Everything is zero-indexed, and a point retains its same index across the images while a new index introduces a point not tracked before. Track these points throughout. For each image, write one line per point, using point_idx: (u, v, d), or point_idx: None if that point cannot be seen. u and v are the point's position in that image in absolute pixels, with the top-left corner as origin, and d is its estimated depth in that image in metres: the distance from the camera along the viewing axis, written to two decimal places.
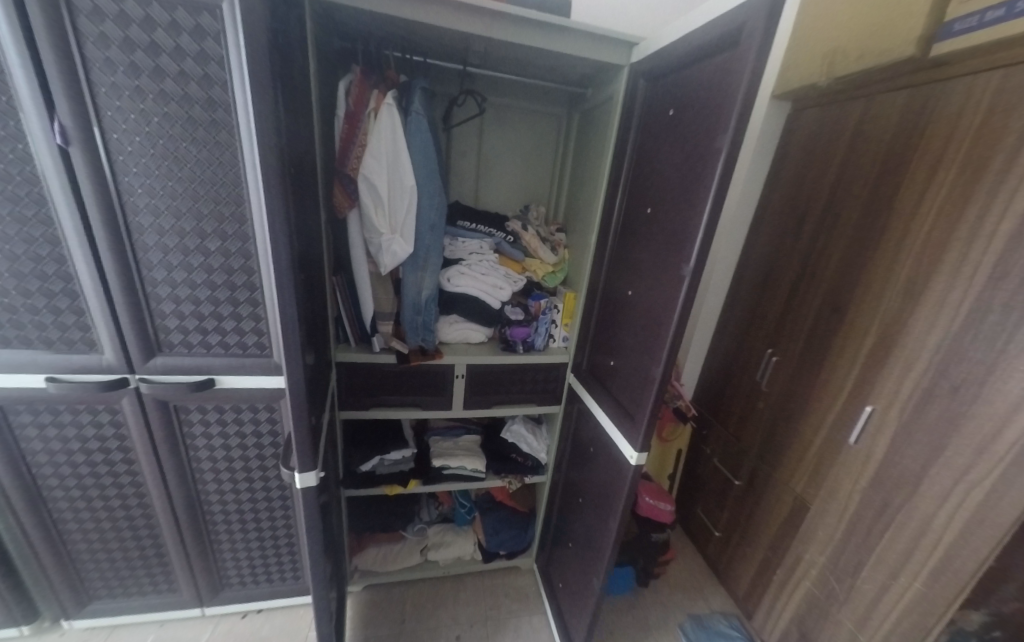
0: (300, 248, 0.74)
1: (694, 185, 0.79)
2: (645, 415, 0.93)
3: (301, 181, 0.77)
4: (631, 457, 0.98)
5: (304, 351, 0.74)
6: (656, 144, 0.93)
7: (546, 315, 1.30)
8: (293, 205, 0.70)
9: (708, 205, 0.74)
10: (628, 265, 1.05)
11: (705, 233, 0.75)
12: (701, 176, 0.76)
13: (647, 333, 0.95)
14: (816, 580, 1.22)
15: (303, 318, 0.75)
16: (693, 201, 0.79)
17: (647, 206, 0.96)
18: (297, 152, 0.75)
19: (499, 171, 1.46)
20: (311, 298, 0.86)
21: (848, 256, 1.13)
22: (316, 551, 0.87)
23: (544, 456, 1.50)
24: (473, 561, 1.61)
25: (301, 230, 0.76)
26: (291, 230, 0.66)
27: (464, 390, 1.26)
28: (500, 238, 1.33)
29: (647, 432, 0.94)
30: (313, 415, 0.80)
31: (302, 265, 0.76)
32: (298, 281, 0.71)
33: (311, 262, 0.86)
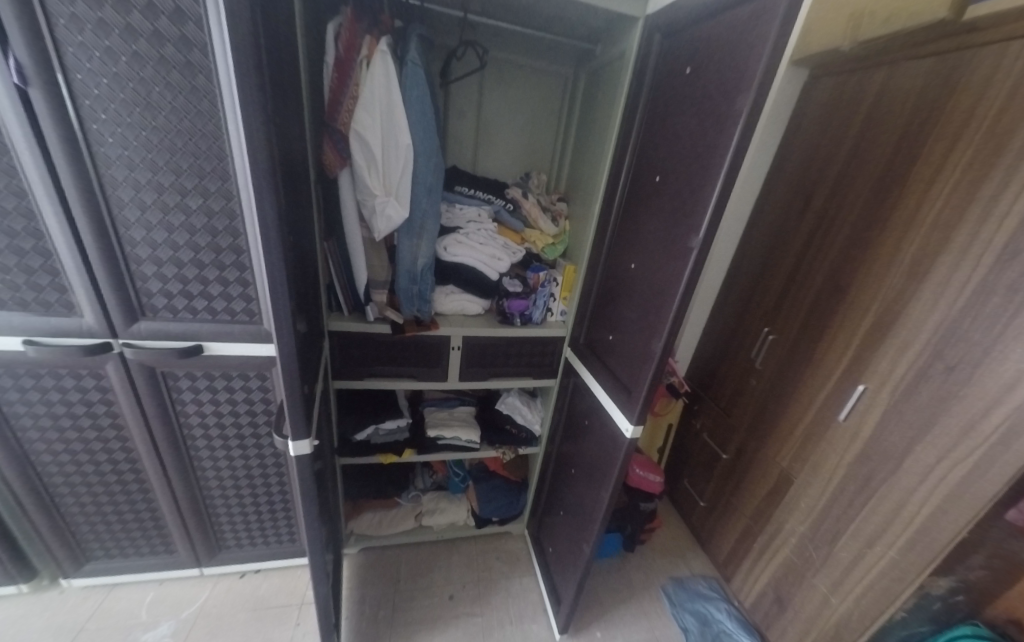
0: (287, 206, 0.69)
1: (707, 151, 0.74)
2: (643, 389, 0.93)
3: (287, 133, 0.71)
4: (627, 431, 0.98)
5: (295, 317, 0.71)
6: (669, 107, 0.88)
7: (545, 288, 1.27)
8: (280, 159, 0.65)
9: (724, 172, 0.70)
10: (632, 237, 1.02)
11: (718, 203, 0.72)
12: (717, 142, 0.72)
13: (649, 308, 0.93)
14: (794, 547, 1.27)
15: (293, 282, 0.71)
16: (705, 169, 0.75)
17: (656, 174, 0.92)
18: (282, 99, 0.68)
19: (500, 134, 1.38)
20: (301, 263, 0.82)
21: (854, 234, 1.12)
22: (311, 517, 0.88)
23: (538, 428, 1.51)
24: (466, 526, 1.65)
25: (288, 185, 0.71)
26: (277, 187, 0.61)
27: (460, 362, 1.25)
28: (499, 206, 1.28)
29: (644, 406, 0.94)
30: (306, 384, 0.78)
31: (290, 225, 0.71)
32: (287, 241, 0.67)
33: (299, 225, 0.81)
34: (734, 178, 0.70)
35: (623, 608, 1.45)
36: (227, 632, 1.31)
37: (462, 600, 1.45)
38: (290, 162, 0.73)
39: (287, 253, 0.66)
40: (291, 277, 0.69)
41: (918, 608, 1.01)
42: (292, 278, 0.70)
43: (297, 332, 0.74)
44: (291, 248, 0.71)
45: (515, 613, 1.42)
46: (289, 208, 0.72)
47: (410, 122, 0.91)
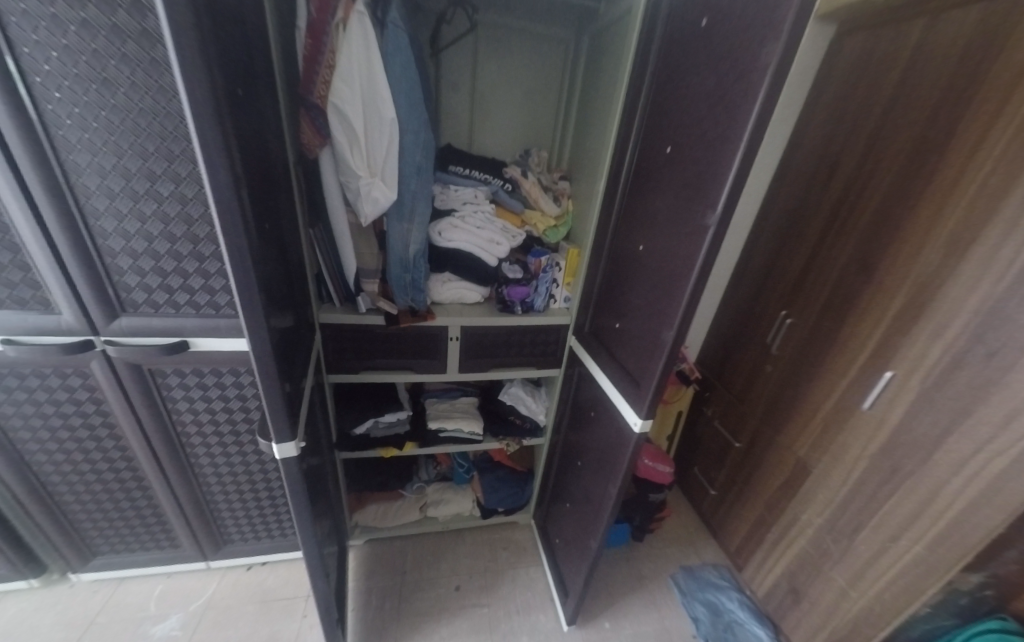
0: (255, 191, 0.63)
1: (726, 116, 0.66)
2: (652, 381, 0.87)
3: (250, 107, 0.64)
4: (635, 425, 0.92)
5: (271, 313, 0.65)
6: (682, 68, 0.78)
7: (547, 273, 1.19)
8: (242, 137, 0.58)
9: (747, 137, 0.61)
10: (640, 219, 0.94)
11: (739, 174, 0.64)
12: (738, 104, 0.63)
13: (658, 294, 0.86)
14: (811, 539, 1.22)
15: (267, 274, 0.65)
16: (723, 137, 0.67)
17: (666, 145, 0.83)
18: (242, 66, 0.61)
19: (497, 108, 1.29)
20: (278, 253, 0.75)
21: (884, 207, 1.02)
22: (305, 517, 0.84)
23: (543, 418, 1.46)
24: (472, 516, 1.63)
25: (255, 166, 0.64)
26: (238, 167, 0.54)
27: (459, 353, 1.19)
28: (497, 186, 1.21)
29: (654, 399, 0.88)
30: (288, 383, 0.73)
31: (260, 210, 0.65)
32: (255, 229, 0.60)
33: (273, 211, 0.74)
34: (759, 143, 0.61)
35: (632, 599, 1.43)
36: (234, 625, 1.31)
37: (468, 591, 1.43)
38: (256, 140, 0.66)
39: (256, 243, 0.60)
40: (262, 269, 0.63)
41: (943, 604, 0.96)
42: (263, 270, 0.63)
43: (275, 329, 0.68)
44: (263, 237, 0.65)
45: (522, 604, 1.41)
46: (259, 193, 0.65)
47: (394, 93, 0.82)
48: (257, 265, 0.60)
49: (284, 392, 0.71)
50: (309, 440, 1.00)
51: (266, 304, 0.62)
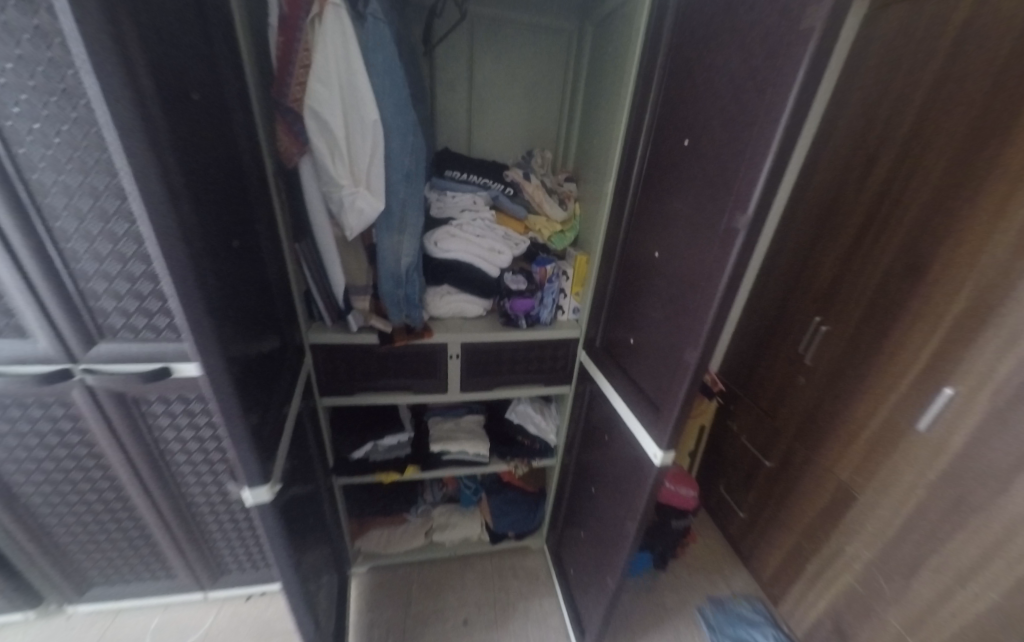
0: (212, 206, 0.55)
1: (757, 99, 0.56)
2: (674, 408, 0.76)
3: (206, 112, 0.56)
4: (656, 456, 0.81)
5: (232, 344, 0.57)
6: (702, 48, 0.69)
7: (553, 283, 1.09)
8: (191, 144, 0.50)
9: (784, 121, 0.51)
10: (656, 222, 0.84)
11: (774, 167, 0.53)
12: (772, 83, 0.53)
13: (680, 309, 0.76)
14: (859, 574, 1.09)
15: (227, 300, 0.57)
16: (753, 124, 0.56)
17: (684, 138, 0.74)
18: (196, 65, 0.54)
19: (496, 108, 1.21)
20: (247, 275, 0.68)
21: (936, 200, 0.90)
22: (289, 565, 0.76)
23: (553, 437, 1.37)
24: (480, 541, 1.55)
25: (214, 177, 0.57)
26: (181, 178, 0.47)
27: (460, 372, 1.11)
28: (497, 191, 1.13)
29: (677, 427, 0.77)
30: (257, 421, 0.64)
31: (221, 228, 0.57)
32: (210, 250, 0.53)
33: (242, 227, 0.67)
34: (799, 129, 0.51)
35: (656, 635, 1.31)
36: None
37: (476, 625, 1.33)
38: (216, 147, 0.58)
39: (210, 266, 0.52)
40: (221, 295, 0.55)
41: None
42: (223, 295, 0.56)
43: (240, 361, 0.60)
44: (223, 257, 0.57)
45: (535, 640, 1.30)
46: (218, 206, 0.58)
47: (375, 91, 0.74)
48: (212, 291, 0.52)
49: (253, 430, 0.63)
50: (298, 471, 0.93)
51: (224, 334, 0.54)
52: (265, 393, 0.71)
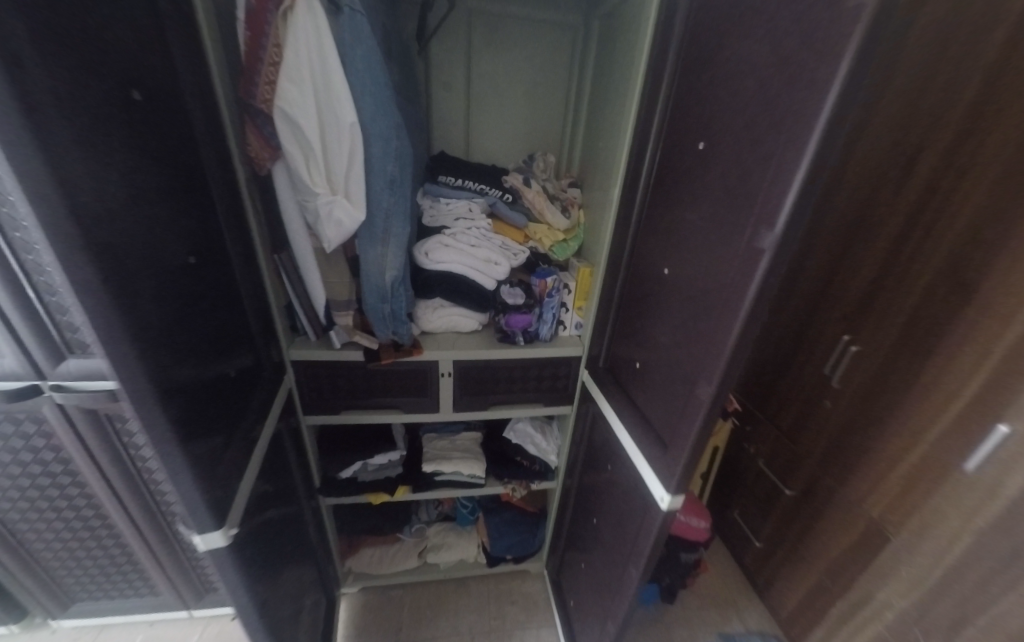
0: (153, 224, 0.49)
1: (786, 99, 0.47)
2: (684, 449, 0.67)
3: (153, 117, 0.50)
4: (662, 499, 0.73)
5: (174, 378, 0.50)
6: (721, 39, 0.60)
7: (554, 297, 1.01)
8: (124, 155, 0.44)
9: (821, 125, 0.42)
10: (667, 235, 0.76)
11: (807, 179, 0.45)
12: (806, 79, 0.44)
13: (692, 336, 0.67)
14: (892, 625, 0.98)
15: (170, 327, 0.51)
16: (781, 125, 0.48)
17: (699, 141, 0.66)
18: (140, 65, 0.48)
19: (496, 110, 1.14)
20: (204, 293, 0.61)
21: (989, 209, 0.78)
22: (252, 608, 0.70)
23: (554, 459, 1.28)
24: (477, 564, 1.46)
25: (158, 191, 0.50)
26: (105, 195, 0.41)
27: (453, 391, 1.04)
28: (495, 197, 1.05)
29: (686, 469, 0.68)
30: (209, 458, 0.58)
31: (167, 247, 0.51)
32: (147, 275, 0.46)
33: (201, 242, 0.61)
34: (837, 135, 0.42)
35: None
36: None
37: None
38: (165, 157, 0.52)
39: (146, 293, 0.46)
40: (161, 323, 0.49)
41: None
42: (166, 324, 0.49)
43: (188, 395, 0.54)
44: (169, 280, 0.51)
45: None
46: (164, 222, 0.51)
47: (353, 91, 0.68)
48: (148, 322, 0.46)
49: (206, 471, 0.56)
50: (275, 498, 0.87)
51: (164, 369, 0.48)
52: (226, 424, 0.65)
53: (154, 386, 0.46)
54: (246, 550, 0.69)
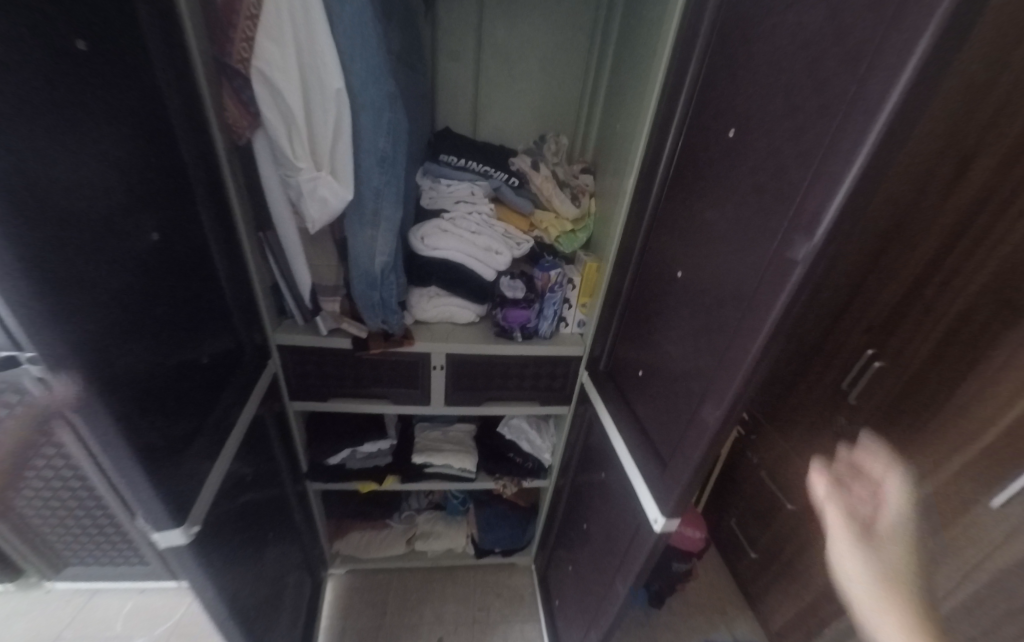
0: (102, 198, 0.44)
1: (847, 80, 0.39)
2: (683, 472, 0.62)
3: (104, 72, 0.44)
4: (655, 521, 0.69)
5: (121, 370, 0.46)
6: (769, 5, 0.51)
7: (556, 293, 0.95)
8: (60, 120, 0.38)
9: (884, 118, 0.34)
10: (684, 234, 0.68)
11: (857, 182, 0.37)
12: (873, 57, 0.36)
13: (703, 349, 0.61)
14: None
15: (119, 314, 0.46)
16: (833, 115, 0.41)
17: (730, 128, 0.58)
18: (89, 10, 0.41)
19: (506, 85, 1.06)
20: (170, 275, 0.56)
21: None
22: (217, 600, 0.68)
23: (548, 457, 1.25)
24: (465, 554, 1.45)
25: (108, 161, 0.45)
26: (33, 170, 0.35)
27: (444, 385, 0.99)
28: (500, 181, 0.98)
29: (685, 492, 0.63)
30: (166, 454, 0.54)
31: (116, 226, 0.46)
32: (86, 261, 0.41)
33: (167, 217, 0.56)
34: (901, 131, 0.35)
35: None
36: None
37: None
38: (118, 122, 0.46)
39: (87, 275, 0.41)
40: (106, 309, 0.44)
41: None
42: (114, 316, 0.45)
43: (141, 388, 0.50)
44: (120, 265, 0.46)
45: None
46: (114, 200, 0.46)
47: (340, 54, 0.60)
48: (87, 316, 0.41)
49: (161, 468, 0.53)
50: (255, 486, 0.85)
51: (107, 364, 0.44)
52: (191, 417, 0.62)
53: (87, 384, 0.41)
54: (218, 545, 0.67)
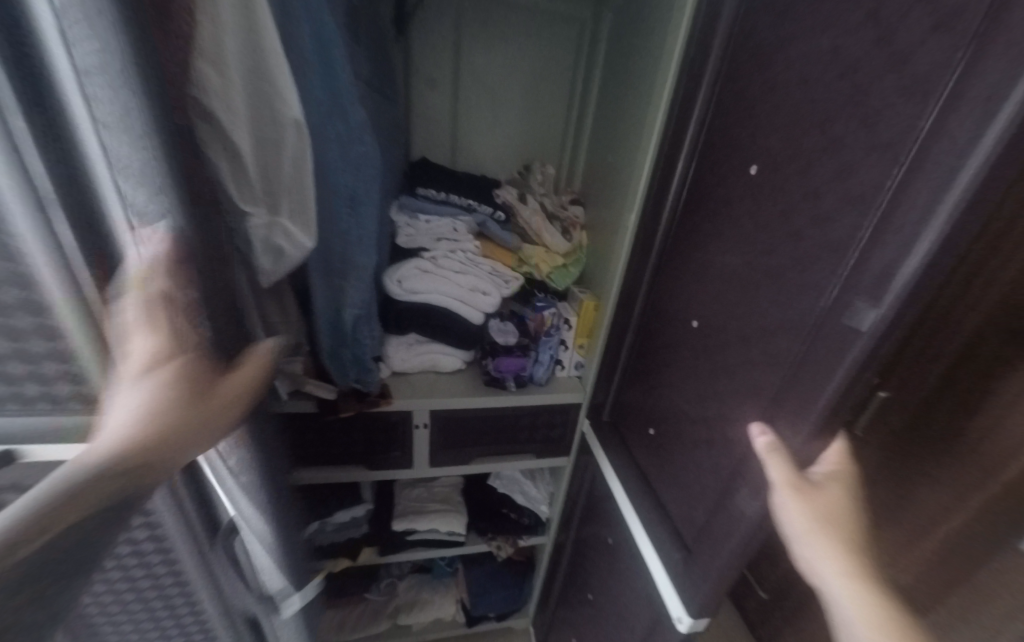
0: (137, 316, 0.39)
1: (914, 116, 0.33)
2: (717, 559, 0.54)
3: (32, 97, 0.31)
4: (677, 618, 0.60)
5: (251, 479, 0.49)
6: (797, 32, 0.46)
7: (553, 337, 0.87)
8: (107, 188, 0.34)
9: (973, 170, 0.28)
10: (702, 278, 0.62)
11: (938, 245, 0.31)
12: (954, 91, 0.30)
13: (734, 415, 0.54)
14: None
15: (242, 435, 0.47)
16: (898, 155, 0.35)
17: (752, 164, 0.53)
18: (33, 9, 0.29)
19: (487, 114, 0.99)
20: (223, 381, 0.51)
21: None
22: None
23: (545, 509, 1.13)
24: (455, 624, 1.29)
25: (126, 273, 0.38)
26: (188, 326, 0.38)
27: (429, 444, 0.87)
28: (485, 214, 0.89)
29: (720, 581, 0.54)
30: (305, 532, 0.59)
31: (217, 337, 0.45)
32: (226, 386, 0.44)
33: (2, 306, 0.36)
34: (997, 186, 0.29)
35: None
36: None
37: None
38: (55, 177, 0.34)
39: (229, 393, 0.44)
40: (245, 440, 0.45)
41: None
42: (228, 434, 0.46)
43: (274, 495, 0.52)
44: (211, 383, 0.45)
45: None
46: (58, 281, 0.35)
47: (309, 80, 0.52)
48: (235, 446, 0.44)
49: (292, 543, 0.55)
50: None
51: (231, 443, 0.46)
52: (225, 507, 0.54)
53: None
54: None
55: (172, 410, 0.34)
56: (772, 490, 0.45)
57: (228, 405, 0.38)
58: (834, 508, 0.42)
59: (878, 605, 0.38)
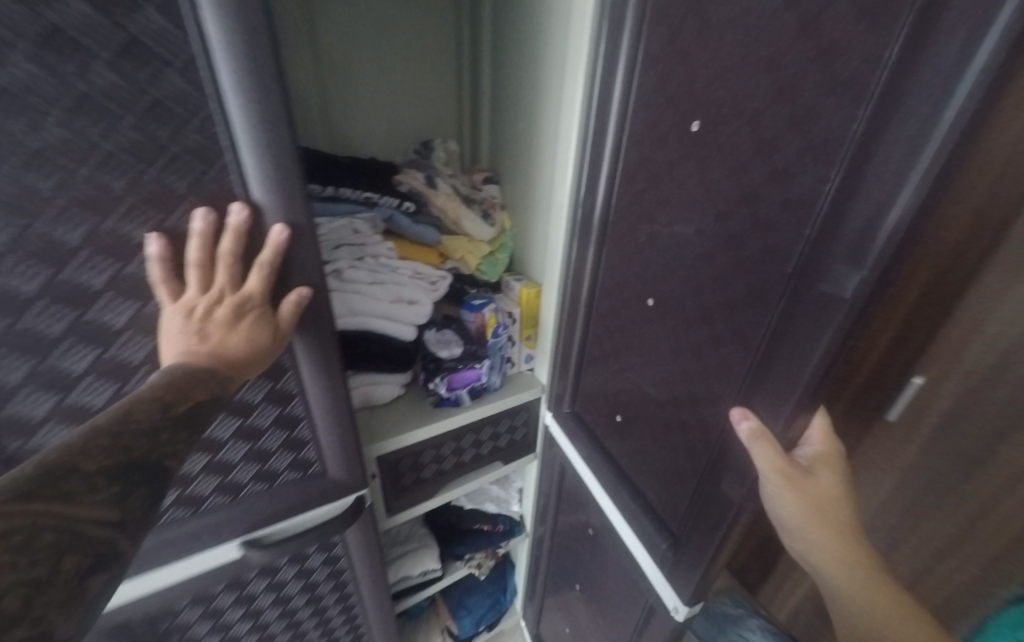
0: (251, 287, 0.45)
1: (875, 56, 0.31)
2: (709, 540, 0.54)
3: None
4: (675, 608, 0.61)
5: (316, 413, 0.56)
6: None
7: (501, 334, 0.78)
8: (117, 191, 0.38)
9: (955, 115, 0.27)
10: (651, 252, 0.58)
11: (918, 199, 0.30)
12: (926, 18, 0.28)
13: (710, 394, 0.52)
14: None
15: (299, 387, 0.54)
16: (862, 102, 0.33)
17: (692, 123, 0.48)
18: (29, 35, 0.31)
19: (365, 84, 0.81)
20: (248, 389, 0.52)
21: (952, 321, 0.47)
22: (390, 627, 0.88)
23: (516, 510, 1.09)
24: None
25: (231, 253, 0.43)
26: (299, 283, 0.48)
27: (384, 493, 0.75)
28: (390, 206, 0.73)
29: (719, 559, 0.54)
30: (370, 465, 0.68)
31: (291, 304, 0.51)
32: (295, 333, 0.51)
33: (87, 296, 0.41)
34: (974, 129, 0.27)
35: None
36: None
37: None
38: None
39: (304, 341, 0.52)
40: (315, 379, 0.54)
41: None
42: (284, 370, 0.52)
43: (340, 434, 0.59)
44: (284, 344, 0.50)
45: None
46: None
47: (134, 54, 0.35)
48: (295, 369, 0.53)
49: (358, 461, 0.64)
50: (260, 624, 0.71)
51: (193, 500, 0.54)
52: (169, 589, 0.57)
53: (262, 475, 0.57)
54: (295, 638, 0.78)
55: (243, 336, 0.43)
56: (761, 477, 0.45)
57: (279, 337, 0.46)
58: (820, 484, 0.44)
59: (862, 568, 0.43)
